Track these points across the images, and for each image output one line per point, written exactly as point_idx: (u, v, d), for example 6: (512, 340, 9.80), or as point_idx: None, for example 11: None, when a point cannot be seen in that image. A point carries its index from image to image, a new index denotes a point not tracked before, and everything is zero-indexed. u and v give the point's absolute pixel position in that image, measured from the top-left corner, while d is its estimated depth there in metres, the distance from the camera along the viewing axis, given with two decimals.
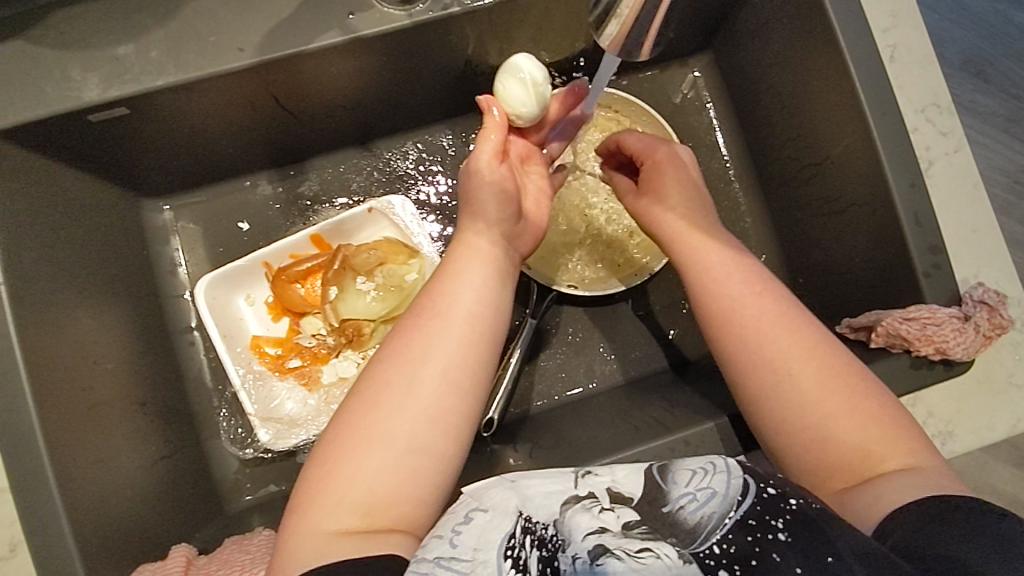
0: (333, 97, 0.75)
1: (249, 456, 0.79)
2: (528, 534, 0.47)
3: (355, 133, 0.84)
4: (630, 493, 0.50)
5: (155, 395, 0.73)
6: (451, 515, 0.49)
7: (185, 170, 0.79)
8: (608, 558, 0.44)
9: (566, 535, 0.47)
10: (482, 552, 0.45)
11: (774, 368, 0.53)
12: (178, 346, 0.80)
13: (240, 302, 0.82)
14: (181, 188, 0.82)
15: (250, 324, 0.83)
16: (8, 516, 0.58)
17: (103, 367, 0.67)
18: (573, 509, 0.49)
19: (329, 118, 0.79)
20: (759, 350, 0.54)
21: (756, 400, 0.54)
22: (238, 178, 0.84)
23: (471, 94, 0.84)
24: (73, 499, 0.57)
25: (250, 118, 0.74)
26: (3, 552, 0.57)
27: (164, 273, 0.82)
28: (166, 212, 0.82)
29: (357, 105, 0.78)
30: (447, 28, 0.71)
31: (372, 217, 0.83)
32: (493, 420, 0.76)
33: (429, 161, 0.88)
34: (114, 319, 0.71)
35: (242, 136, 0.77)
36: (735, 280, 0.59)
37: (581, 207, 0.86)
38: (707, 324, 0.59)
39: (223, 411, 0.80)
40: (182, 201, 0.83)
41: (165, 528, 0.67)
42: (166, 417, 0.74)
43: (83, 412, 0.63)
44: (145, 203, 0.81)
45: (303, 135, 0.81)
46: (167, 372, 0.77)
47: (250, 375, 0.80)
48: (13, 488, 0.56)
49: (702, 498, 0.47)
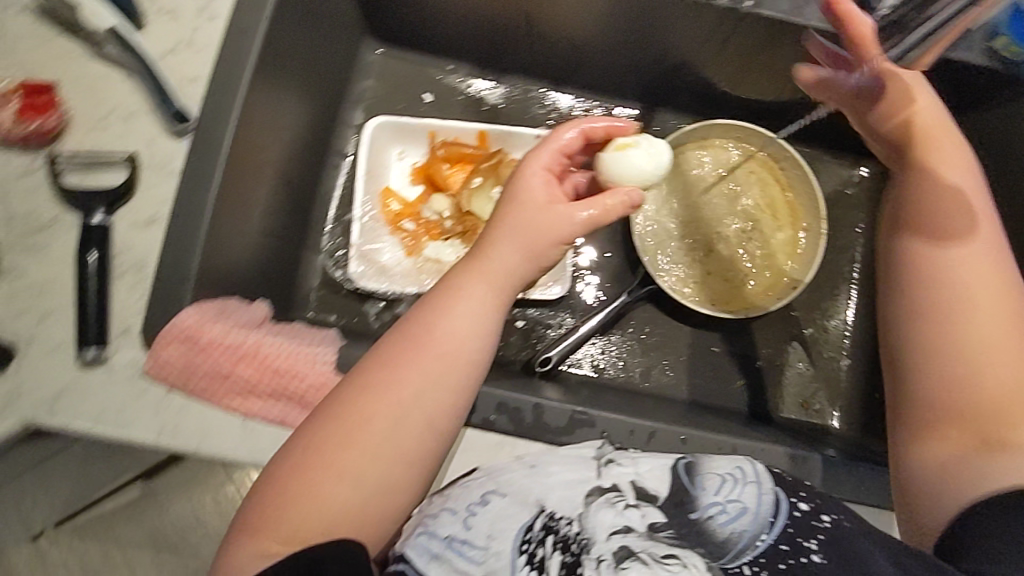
0: (566, 29, 0.83)
1: (333, 278, 0.85)
2: (546, 530, 0.48)
3: (557, 73, 0.91)
4: (657, 492, 0.50)
5: (295, 183, 0.81)
6: (466, 492, 0.53)
7: (412, 27, 0.89)
8: (633, 562, 0.45)
9: (589, 534, 0.48)
10: (495, 540, 0.48)
11: (956, 314, 0.58)
12: (327, 161, 0.88)
13: (393, 153, 0.89)
14: (400, 41, 0.92)
15: (390, 175, 0.89)
16: (162, 196, 0.64)
17: (279, 132, 0.75)
18: (596, 503, 0.50)
19: (548, 46, 0.87)
20: (950, 299, 0.59)
21: (925, 340, 0.59)
22: (446, 58, 0.93)
23: (669, 91, 0.91)
24: (217, 210, 0.64)
25: (495, 8, 0.82)
26: (142, 221, 0.63)
27: (348, 101, 0.92)
28: (377, 53, 0.93)
29: (578, 46, 0.86)
30: (695, 21, 0.78)
31: (537, 143, 0.89)
32: (549, 360, 0.82)
33: None
34: (302, 105, 0.80)
35: (476, 22, 0.85)
36: (973, 242, 0.61)
37: (709, 230, 0.90)
38: (909, 264, 0.63)
39: (331, 231, 0.87)
40: (393, 53, 0.93)
41: (254, 288, 0.73)
42: (292, 205, 0.81)
43: (253, 153, 0.70)
44: (367, 39, 0.91)
45: (519, 50, 0.88)
46: (309, 173, 0.84)
47: (370, 213, 0.86)
48: (185, 172, 0.63)
49: (732, 512, 0.48)
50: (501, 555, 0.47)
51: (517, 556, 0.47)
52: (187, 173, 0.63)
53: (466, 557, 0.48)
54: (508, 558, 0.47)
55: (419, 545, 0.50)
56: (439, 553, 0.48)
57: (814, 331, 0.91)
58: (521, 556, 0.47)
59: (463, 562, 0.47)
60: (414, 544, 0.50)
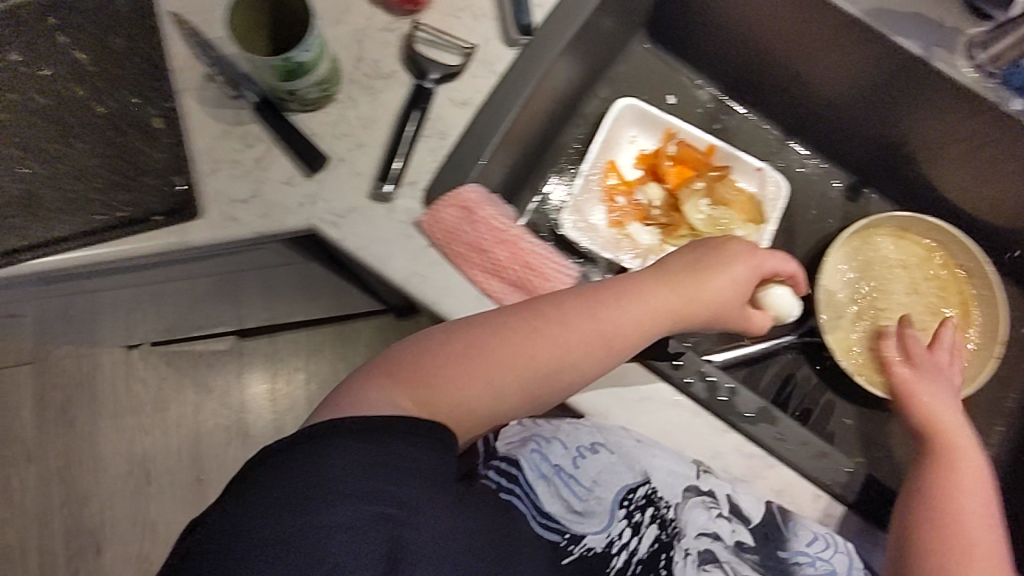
0: (831, 87, 0.90)
1: (540, 220, 0.92)
2: (644, 499, 0.64)
3: (795, 122, 0.99)
4: (751, 515, 0.62)
5: (550, 126, 0.89)
6: (576, 432, 0.65)
7: (689, 38, 0.96)
8: (714, 567, 0.61)
9: (681, 524, 0.63)
10: (600, 493, 0.63)
11: (943, 529, 0.63)
12: (571, 119, 0.96)
13: (627, 133, 0.97)
14: (668, 45, 0.99)
15: (619, 151, 0.97)
16: (477, 88, 0.72)
17: (568, 77, 0.83)
18: (694, 503, 0.63)
19: (803, 96, 0.94)
20: (938, 517, 0.63)
21: (913, 550, 0.62)
22: (701, 73, 1.01)
23: (889, 179, 0.97)
24: (517, 118, 0.72)
25: (777, 46, 0.89)
26: (458, 100, 0.71)
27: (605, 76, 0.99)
28: (645, 47, 1.00)
29: (830, 107, 0.93)
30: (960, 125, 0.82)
31: (755, 174, 0.95)
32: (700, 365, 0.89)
33: (812, 187, 1.00)
34: (586, 63, 0.88)
35: (751, 53, 0.93)
36: (965, 475, 0.66)
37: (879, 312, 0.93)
38: (928, 492, 0.65)
39: (552, 179, 0.94)
40: (657, 51, 1.00)
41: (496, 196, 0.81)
42: (539, 143, 0.89)
43: (550, 85, 0.78)
44: (642, 33, 0.99)
45: (772, 90, 0.96)
46: (558, 124, 0.93)
47: (592, 177, 0.94)
48: (510, 76, 0.71)
49: (815, 566, 0.61)
50: (604, 505, 0.63)
51: (615, 510, 0.63)
52: (512, 78, 0.71)
53: (572, 494, 0.63)
54: (609, 508, 0.63)
55: (532, 459, 0.64)
56: (547, 475, 0.63)
57: None
58: (620, 510, 0.63)
59: (564, 493, 0.63)
60: (529, 456, 0.64)
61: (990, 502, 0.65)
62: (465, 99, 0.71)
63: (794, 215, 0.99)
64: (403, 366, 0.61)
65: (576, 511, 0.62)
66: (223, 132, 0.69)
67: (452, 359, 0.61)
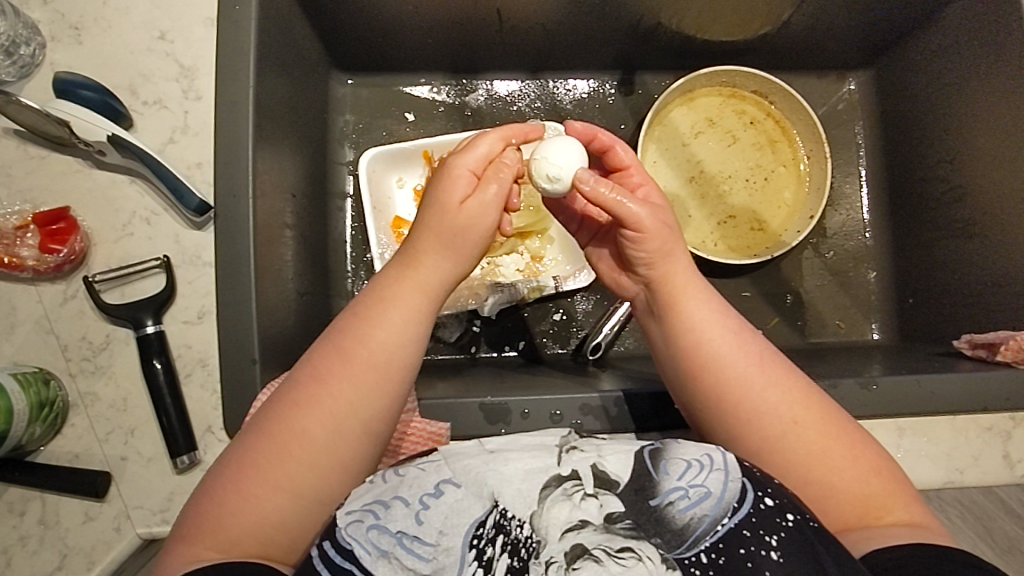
0: (574, 44, 0.76)
1: None
2: (497, 531, 0.37)
3: (532, 59, 0.78)
4: (617, 477, 0.39)
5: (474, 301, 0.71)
6: (421, 476, 0.40)
7: (371, 45, 0.75)
8: (585, 562, 0.36)
9: (540, 533, 0.37)
10: (446, 538, 0.37)
11: (735, 396, 0.48)
12: (329, 206, 0.76)
13: (392, 183, 0.77)
14: (374, 67, 0.78)
15: (396, 205, 0.77)
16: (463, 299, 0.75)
17: None
18: (550, 496, 0.38)
19: (581, 52, 0.77)
20: (738, 389, 0.48)
21: (732, 431, 0.48)
22: (563, 72, 0.80)
23: (648, 47, 0.77)
24: (475, 377, 0.66)
25: (461, 20, 0.72)
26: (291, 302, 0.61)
27: (337, 165, 0.78)
28: (347, 86, 0.78)
29: (579, 51, 0.77)
30: None
31: None
32: (489, 401, 0.56)
33: (564, 93, 0.81)
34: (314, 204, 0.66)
35: (445, 44, 0.75)
36: (711, 327, 0.50)
37: (754, 172, 0.81)
38: (699, 390, 0.50)
39: None
40: (366, 79, 0.79)
41: (491, 399, 0.57)
42: (317, 258, 0.70)
43: (491, 281, 0.75)
44: (335, 72, 0.77)
45: (505, 42, 0.75)
46: (319, 226, 0.73)
47: (389, 249, 0.74)
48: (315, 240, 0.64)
49: (693, 497, 0.38)
50: (452, 555, 0.36)
51: (466, 552, 0.36)
52: None
53: (413, 555, 0.36)
54: (456, 556, 0.36)
55: (367, 538, 0.37)
56: (389, 551, 0.36)
57: (871, 321, 0.80)
58: (468, 553, 0.36)
59: (409, 560, 0.36)
60: (353, 532, 0.37)
61: (738, 378, 0.49)
62: (557, 288, 0.75)
63: (602, 91, 0.81)
64: (220, 481, 0.43)
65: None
66: (178, 332, 0.54)
67: (217, 516, 0.42)
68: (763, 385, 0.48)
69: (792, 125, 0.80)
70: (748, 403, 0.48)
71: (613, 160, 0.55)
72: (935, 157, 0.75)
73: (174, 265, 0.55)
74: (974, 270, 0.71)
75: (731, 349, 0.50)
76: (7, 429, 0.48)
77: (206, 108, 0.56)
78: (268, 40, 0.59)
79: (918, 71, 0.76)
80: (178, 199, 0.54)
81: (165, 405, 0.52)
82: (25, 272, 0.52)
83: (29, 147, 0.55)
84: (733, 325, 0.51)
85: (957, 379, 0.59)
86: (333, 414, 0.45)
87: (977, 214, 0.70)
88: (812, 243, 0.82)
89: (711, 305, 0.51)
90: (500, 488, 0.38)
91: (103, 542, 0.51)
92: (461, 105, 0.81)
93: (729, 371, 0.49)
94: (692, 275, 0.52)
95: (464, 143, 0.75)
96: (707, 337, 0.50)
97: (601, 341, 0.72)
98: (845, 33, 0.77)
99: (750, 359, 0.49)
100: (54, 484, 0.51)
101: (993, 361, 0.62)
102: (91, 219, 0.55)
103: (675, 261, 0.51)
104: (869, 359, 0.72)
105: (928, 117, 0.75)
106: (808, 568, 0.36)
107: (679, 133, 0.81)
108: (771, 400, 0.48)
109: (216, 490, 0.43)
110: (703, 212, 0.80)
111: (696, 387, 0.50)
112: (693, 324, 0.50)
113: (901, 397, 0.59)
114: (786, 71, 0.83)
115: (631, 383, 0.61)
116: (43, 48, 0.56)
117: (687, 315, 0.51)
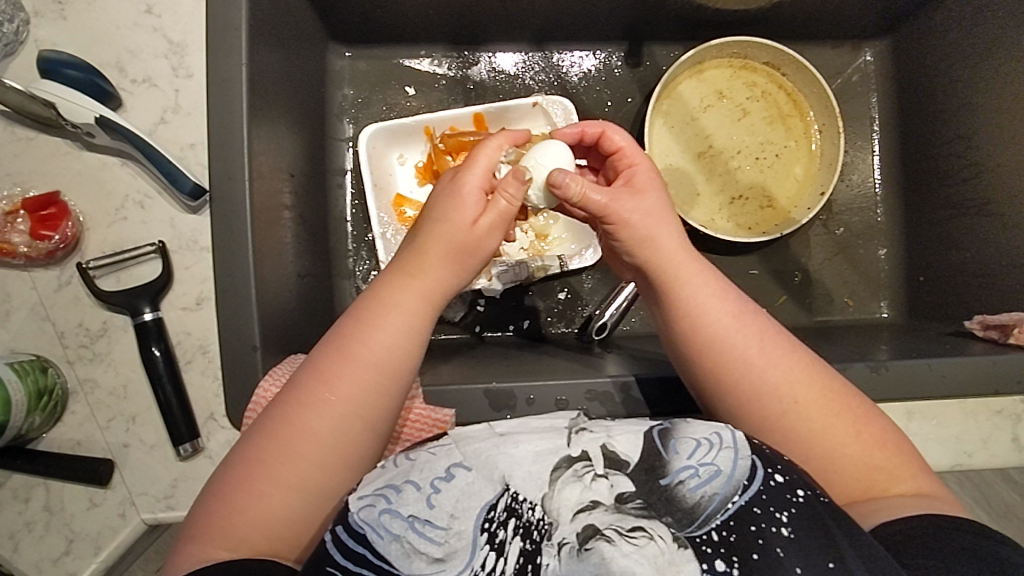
0: (581, 14, 0.73)
1: None
2: (508, 514, 0.35)
3: (537, 30, 0.75)
4: (627, 457, 0.37)
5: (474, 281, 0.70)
6: (432, 459, 0.37)
7: (369, 17, 0.72)
8: (597, 543, 0.34)
9: (553, 515, 0.35)
10: (458, 521, 0.35)
11: (734, 376, 0.47)
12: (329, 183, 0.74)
13: (392, 160, 0.75)
14: (372, 39, 0.75)
15: (397, 182, 0.75)
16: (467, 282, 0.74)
17: None
18: (562, 479, 0.36)
19: (587, 22, 0.74)
20: (739, 370, 0.47)
21: (735, 412, 0.47)
22: (568, 43, 0.78)
23: (655, 16, 0.75)
24: (478, 361, 0.65)
25: None
26: (289, 288, 0.60)
27: (336, 142, 0.76)
28: (344, 59, 0.76)
29: (585, 22, 0.74)
30: None
31: (533, 110, 0.74)
32: (494, 388, 0.55)
33: (569, 64, 0.79)
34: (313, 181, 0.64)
35: (446, 14, 0.72)
36: (710, 308, 0.49)
37: (766, 149, 0.79)
38: (704, 372, 0.49)
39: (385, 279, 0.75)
40: (364, 52, 0.76)
41: (494, 383, 0.56)
42: (316, 237, 0.69)
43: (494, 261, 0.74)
44: (332, 44, 0.74)
45: (509, 11, 0.72)
46: (320, 204, 0.72)
47: (391, 229, 0.73)
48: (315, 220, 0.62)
49: (704, 476, 0.36)
50: (464, 539, 0.34)
51: (478, 536, 0.35)
52: None
53: (425, 539, 0.34)
54: (469, 539, 0.34)
55: (379, 523, 0.35)
56: (401, 536, 0.34)
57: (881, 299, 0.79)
58: (481, 535, 0.35)
59: (421, 544, 0.34)
60: (366, 517, 0.35)
61: (738, 359, 0.47)
62: (563, 268, 0.74)
63: (608, 62, 0.78)
64: (223, 480, 0.41)
65: (430, 560, 0.34)
66: (176, 319, 0.54)
67: (224, 513, 0.40)
68: (764, 364, 0.47)
69: (806, 96, 0.78)
70: (748, 385, 0.47)
71: (607, 148, 0.54)
72: (952, 133, 0.73)
73: (170, 250, 0.53)
74: (990, 246, 0.69)
75: (730, 330, 0.48)
76: (6, 421, 0.48)
77: (198, 85, 0.55)
78: (262, 14, 0.56)
79: (938, 41, 0.73)
80: (172, 183, 0.52)
81: (165, 391, 0.52)
82: (17, 258, 0.52)
83: (16, 128, 0.53)
84: (734, 306, 0.50)
85: (970, 364, 0.57)
86: (337, 408, 0.43)
87: (996, 193, 0.68)
88: (822, 218, 0.80)
89: (712, 284, 0.50)
90: (507, 470, 0.37)
91: (107, 529, 0.51)
92: (462, 79, 0.78)
93: (729, 352, 0.48)
94: (690, 257, 0.50)
95: (465, 119, 0.73)
96: (705, 320, 0.49)
97: (607, 321, 0.71)
98: (862, 3, 0.74)
99: (749, 338, 0.48)
100: (54, 472, 0.50)
101: (1004, 343, 0.61)
102: (83, 203, 0.53)
103: (663, 245, 0.49)
104: (878, 338, 0.71)
105: (947, 91, 0.73)
106: (819, 543, 0.34)
107: (688, 106, 0.78)
108: (771, 379, 0.47)
109: (230, 486, 0.41)
110: (712, 188, 0.78)
111: (702, 367, 0.49)
112: (692, 306, 0.49)
113: (911, 380, 0.58)
114: (801, 41, 0.80)
115: (640, 367, 0.60)
116: (27, 24, 0.54)
117: (687, 296, 0.49)
